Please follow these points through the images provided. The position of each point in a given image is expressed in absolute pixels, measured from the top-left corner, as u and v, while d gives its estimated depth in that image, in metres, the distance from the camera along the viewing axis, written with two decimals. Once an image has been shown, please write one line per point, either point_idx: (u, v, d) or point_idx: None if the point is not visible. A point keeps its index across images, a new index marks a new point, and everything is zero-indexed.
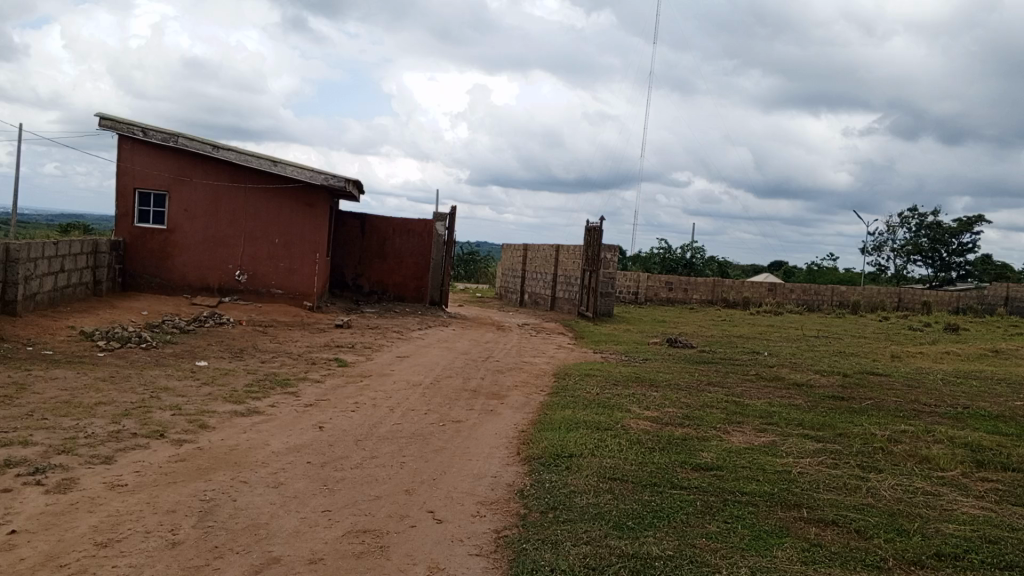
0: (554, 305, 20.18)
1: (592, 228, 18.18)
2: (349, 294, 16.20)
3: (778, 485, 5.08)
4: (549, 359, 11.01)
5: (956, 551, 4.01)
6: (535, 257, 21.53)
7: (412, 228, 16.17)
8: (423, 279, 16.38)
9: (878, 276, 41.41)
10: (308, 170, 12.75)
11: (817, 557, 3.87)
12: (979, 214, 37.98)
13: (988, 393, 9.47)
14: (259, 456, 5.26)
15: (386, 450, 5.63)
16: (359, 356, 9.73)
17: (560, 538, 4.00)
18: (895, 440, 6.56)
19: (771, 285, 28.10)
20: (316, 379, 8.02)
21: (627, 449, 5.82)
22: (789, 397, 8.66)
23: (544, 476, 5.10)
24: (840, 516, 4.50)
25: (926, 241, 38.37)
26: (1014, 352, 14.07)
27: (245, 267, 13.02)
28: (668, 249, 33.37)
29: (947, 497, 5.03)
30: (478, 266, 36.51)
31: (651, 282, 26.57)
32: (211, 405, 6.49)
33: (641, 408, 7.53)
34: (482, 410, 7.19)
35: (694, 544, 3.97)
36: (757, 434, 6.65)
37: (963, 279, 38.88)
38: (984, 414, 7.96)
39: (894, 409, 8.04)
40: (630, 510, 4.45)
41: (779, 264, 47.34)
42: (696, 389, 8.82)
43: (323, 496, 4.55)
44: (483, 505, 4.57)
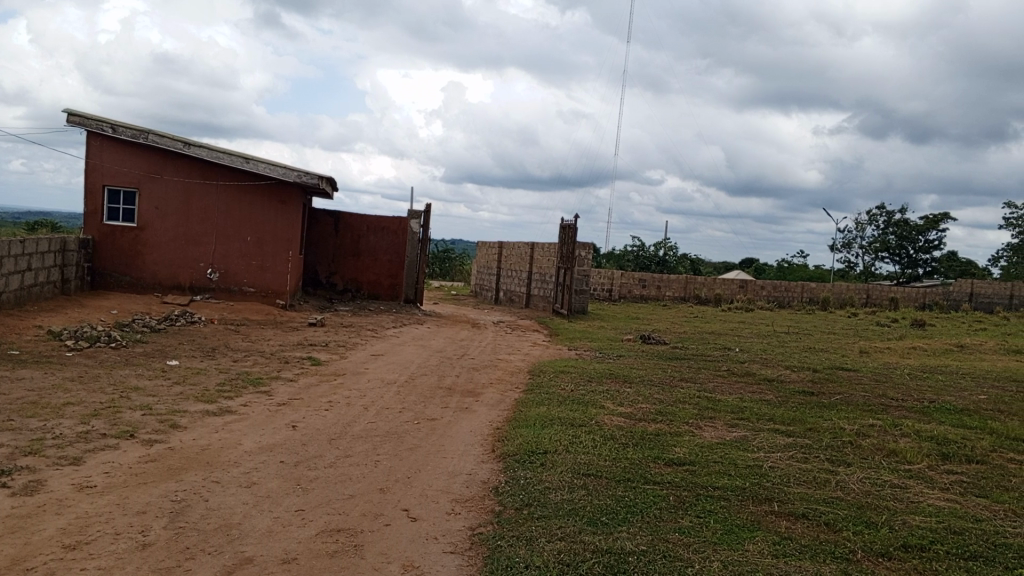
0: (529, 302, 20.22)
1: (566, 226, 18.21)
2: (322, 292, 16.06)
3: (750, 480, 5.13)
4: (523, 356, 11.02)
5: (922, 542, 4.09)
6: (510, 255, 21.55)
7: (386, 225, 16.10)
8: (398, 276, 16.32)
9: (847, 273, 42.02)
10: (280, 167, 12.64)
11: (787, 550, 3.92)
12: (945, 212, 38.68)
13: (953, 387, 9.66)
14: (232, 455, 5.21)
15: (361, 449, 5.60)
16: (333, 354, 9.66)
17: (534, 535, 4.01)
18: (863, 434, 6.67)
19: (742, 282, 28.41)
20: (288, 377, 7.96)
21: (601, 445, 5.85)
22: (760, 392, 8.75)
23: (519, 473, 5.11)
24: (811, 509, 4.56)
25: (894, 239, 38.97)
26: (977, 347, 14.35)
27: (216, 265, 12.87)
28: (642, 247, 33.58)
29: (913, 489, 5.12)
30: (454, 264, 36.48)
31: (624, 279, 26.71)
32: (183, 405, 6.41)
33: (615, 404, 7.57)
34: (456, 408, 7.18)
35: (667, 539, 4.00)
36: (728, 429, 6.72)
37: (930, 276, 39.56)
38: (949, 408, 8.12)
39: (862, 404, 8.17)
40: (604, 506, 4.47)
41: (751, 262, 47.85)
42: (668, 385, 8.89)
43: (296, 496, 4.52)
44: (458, 503, 4.56)
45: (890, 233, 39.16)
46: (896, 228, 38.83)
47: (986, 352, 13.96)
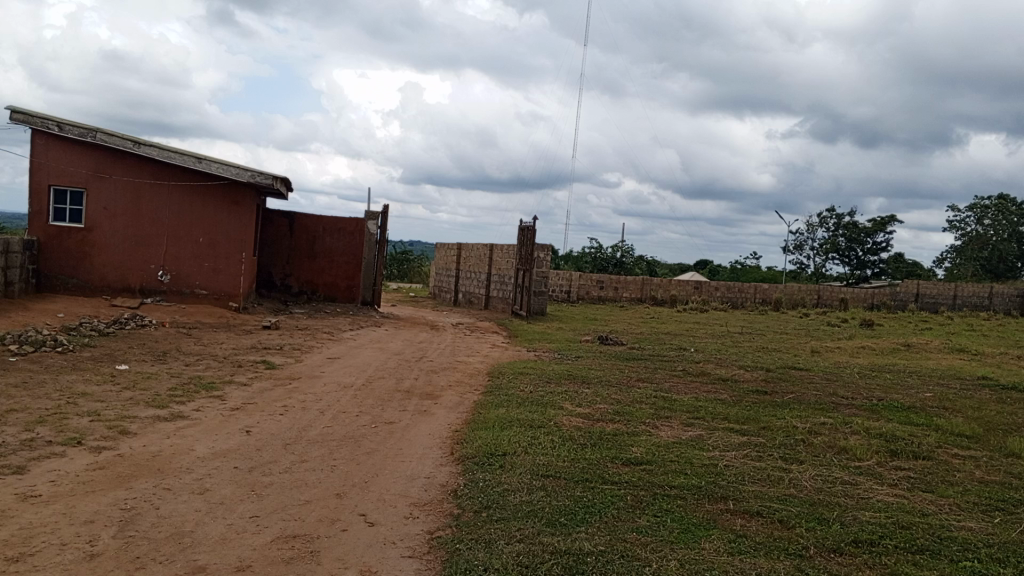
0: (488, 304, 20.21)
1: (525, 227, 18.26)
2: (277, 294, 15.80)
3: (706, 478, 5.21)
4: (482, 358, 10.99)
5: (872, 538, 4.19)
6: (469, 257, 21.52)
7: (342, 226, 15.94)
8: (355, 278, 16.15)
9: (799, 274, 42.92)
10: (233, 167, 12.42)
11: (743, 547, 3.98)
12: (892, 215, 39.76)
13: (900, 385, 9.93)
14: (184, 462, 5.09)
15: (316, 454, 5.53)
16: (288, 358, 9.51)
17: (493, 538, 4.00)
18: (815, 432, 6.82)
19: (697, 284, 28.84)
20: (243, 382, 7.81)
21: (559, 446, 5.87)
22: (715, 392, 8.88)
23: (478, 476, 5.09)
24: (765, 507, 4.64)
25: (844, 240, 39.94)
26: (923, 346, 14.77)
27: (167, 267, 12.58)
28: (600, 248, 33.85)
29: (863, 486, 5.25)
30: (412, 266, 36.30)
31: (583, 281, 26.78)
32: (132, 411, 6.25)
33: (574, 405, 7.61)
34: (414, 411, 7.14)
35: (624, 539, 4.02)
36: (684, 428, 6.82)
37: (878, 277, 40.63)
38: (897, 405, 8.34)
39: (814, 403, 8.35)
40: (563, 507, 4.48)
41: (705, 263, 48.62)
42: (626, 385, 8.96)
43: (251, 502, 4.44)
44: (416, 507, 4.53)
45: (839, 235, 40.11)
46: (845, 230, 39.78)
47: (931, 351, 14.38)
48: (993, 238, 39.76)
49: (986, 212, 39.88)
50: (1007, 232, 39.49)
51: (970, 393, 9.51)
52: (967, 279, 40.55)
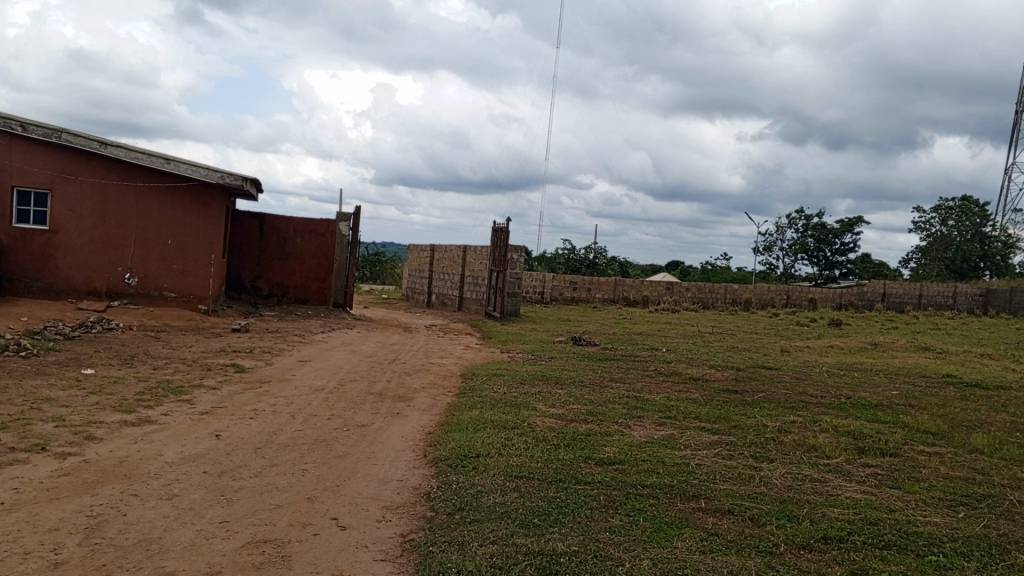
0: (461, 305, 20.17)
1: (498, 229, 18.25)
2: (247, 296, 15.62)
3: (678, 477, 5.24)
4: (456, 359, 10.97)
5: (841, 534, 4.25)
6: (442, 258, 21.47)
7: (313, 227, 15.82)
8: (326, 280, 16.03)
9: (769, 275, 43.44)
10: (203, 168, 12.28)
11: (714, 546, 4.01)
12: (859, 216, 40.43)
13: (867, 384, 10.08)
14: (151, 467, 5.01)
15: (288, 457, 5.47)
16: (258, 361, 9.40)
17: (466, 539, 3.99)
18: (785, 431, 6.90)
19: (669, 285, 29.06)
20: (212, 385, 7.70)
21: (533, 447, 5.88)
22: (687, 391, 8.95)
23: (451, 478, 5.07)
24: (736, 506, 4.68)
25: (812, 241, 40.50)
26: (889, 345, 15.02)
27: (135, 269, 12.37)
28: (573, 249, 33.97)
29: (832, 483, 5.32)
30: (385, 267, 36.12)
31: (556, 282, 26.81)
32: (99, 416, 6.14)
33: (547, 405, 7.62)
34: (387, 414, 7.10)
35: (597, 539, 4.04)
36: (656, 427, 6.86)
37: (846, 277, 41.27)
38: (865, 404, 8.48)
39: (784, 401, 8.45)
40: (536, 508, 4.49)
41: (677, 264, 49.06)
42: (599, 385, 8.99)
43: (220, 507, 4.38)
44: (388, 509, 4.51)
45: (808, 237, 40.67)
46: (813, 231, 40.34)
47: (897, 349, 14.63)
48: (957, 239, 40.60)
49: (950, 213, 40.71)
50: (970, 233, 40.35)
51: (935, 391, 9.69)
52: (932, 279, 41.35)
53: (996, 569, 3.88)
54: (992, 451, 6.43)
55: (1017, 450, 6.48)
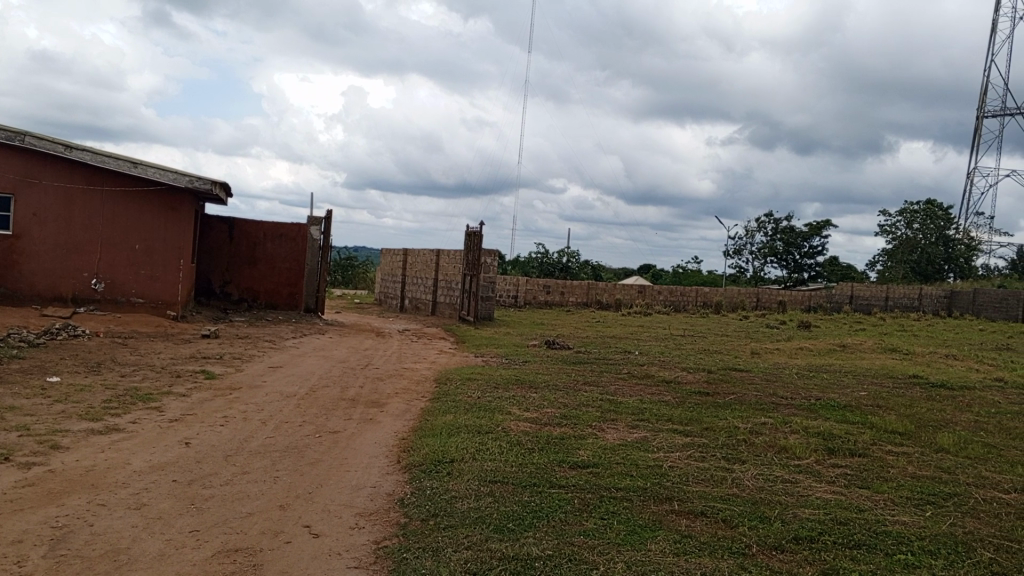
0: (435, 309, 20.11)
1: (472, 233, 18.22)
2: (217, 302, 15.43)
3: (651, 480, 5.27)
4: (429, 364, 10.93)
5: (812, 534, 4.30)
6: (415, 262, 21.40)
7: (283, 232, 15.68)
8: (297, 285, 15.90)
9: (739, 277, 43.91)
10: (171, 172, 12.14)
11: (688, 548, 4.03)
12: (827, 220, 41.03)
13: (836, 385, 10.24)
14: (119, 476, 4.92)
15: (259, 465, 5.41)
16: (228, 367, 9.29)
17: (441, 545, 3.97)
18: (757, 432, 6.97)
19: (641, 288, 29.25)
20: (181, 392, 7.58)
21: (507, 451, 5.87)
22: (660, 393, 9.01)
23: (425, 484, 5.05)
24: (709, 507, 4.72)
25: (781, 245, 41.02)
26: (857, 347, 15.26)
27: (101, 275, 12.16)
28: (545, 253, 34.05)
29: (802, 483, 5.39)
30: (357, 272, 35.91)
31: (530, 286, 26.84)
32: (64, 424, 6.01)
33: (521, 409, 7.62)
34: (359, 419, 7.05)
35: (572, 542, 4.04)
36: (629, 430, 6.90)
37: (815, 279, 41.85)
38: (834, 404, 8.60)
39: (755, 403, 8.54)
40: (511, 512, 4.49)
41: (649, 268, 49.42)
42: (573, 389, 9.02)
43: (190, 516, 4.31)
44: (362, 516, 4.47)
45: (777, 240, 41.19)
46: (782, 235, 40.85)
47: (865, 351, 14.87)
48: (922, 242, 41.39)
49: (915, 216, 41.50)
50: (935, 236, 41.15)
51: (902, 391, 9.87)
52: (898, 281, 42.10)
53: (962, 566, 3.96)
54: (958, 450, 6.56)
55: (981, 449, 6.63)
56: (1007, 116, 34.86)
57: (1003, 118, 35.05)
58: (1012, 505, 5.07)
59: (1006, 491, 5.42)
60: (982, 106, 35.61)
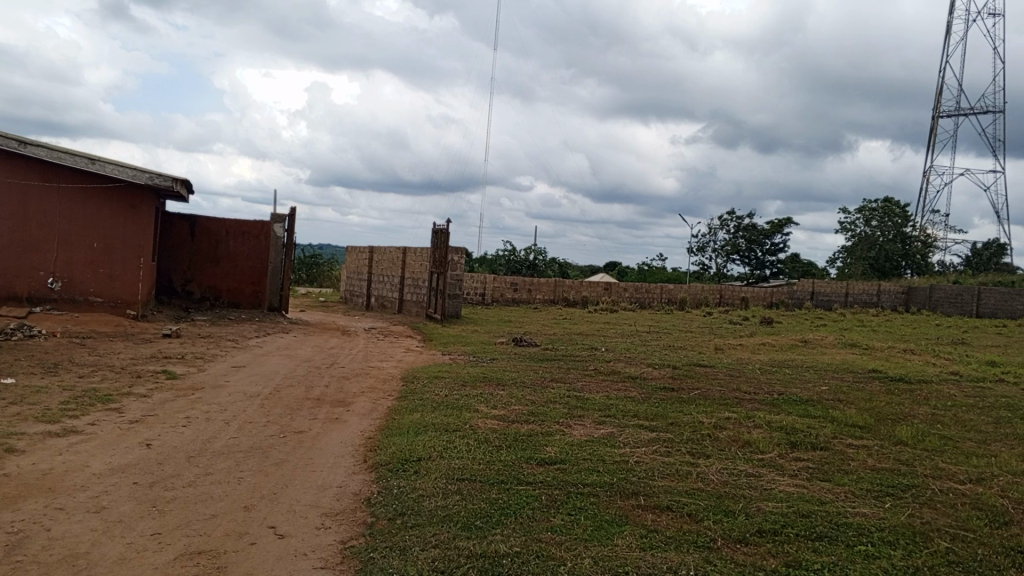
0: (401, 308, 20.00)
1: (439, 230, 18.16)
2: (178, 301, 15.16)
3: (617, 475, 5.31)
4: (395, 363, 10.87)
5: (775, 527, 4.37)
6: (381, 260, 21.26)
7: (246, 229, 15.47)
8: (260, 283, 15.68)
9: (703, 274, 44.39)
10: (130, 169, 11.89)
11: (654, 542, 4.07)
12: (789, 217, 41.66)
13: (798, 380, 10.41)
14: (77, 479, 4.81)
15: (222, 466, 5.33)
16: (190, 367, 9.13)
17: (408, 544, 3.96)
18: (720, 427, 7.07)
19: (607, 285, 29.42)
20: (142, 393, 7.44)
21: (475, 449, 5.87)
22: (626, 389, 9.08)
23: (392, 483, 5.02)
24: (675, 502, 4.77)
25: (744, 242, 41.54)
26: (818, 342, 15.54)
27: (58, 274, 11.87)
28: (512, 251, 34.08)
29: (766, 477, 5.47)
30: (321, 270, 35.59)
31: (497, 283, 26.79)
32: (19, 427, 5.86)
33: (488, 407, 7.61)
34: (325, 419, 6.97)
35: (539, 539, 4.06)
36: (596, 426, 6.94)
37: (776, 276, 42.48)
38: (796, 399, 8.75)
39: (718, 398, 8.66)
40: (478, 510, 4.48)
41: (615, 265, 49.79)
42: (539, 386, 9.03)
43: (151, 519, 4.24)
44: (328, 517, 4.43)
45: (740, 238, 41.72)
46: (745, 233, 41.43)
47: (826, 346, 15.15)
48: (880, 239, 42.25)
49: (874, 214, 42.36)
50: (893, 233, 42.04)
51: (861, 386, 10.07)
52: (858, 277, 42.91)
53: (921, 556, 4.06)
54: (915, 443, 6.73)
55: (938, 441, 6.79)
56: (961, 116, 35.76)
57: (958, 118, 35.95)
58: (967, 495, 5.21)
59: (962, 481, 5.57)
60: (937, 106, 36.48)
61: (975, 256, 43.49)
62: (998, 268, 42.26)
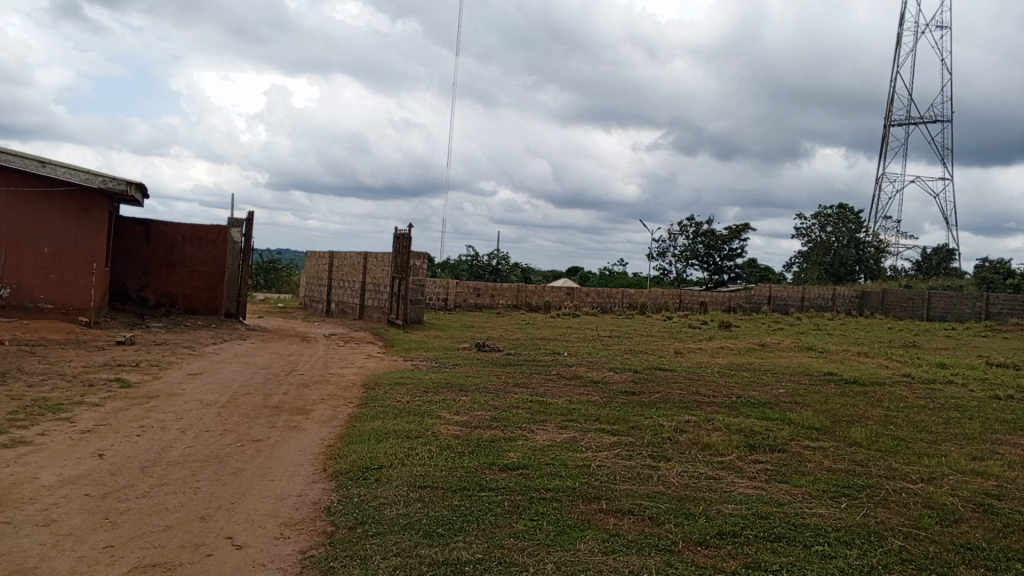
0: (362, 313, 19.83)
1: (400, 235, 18.05)
2: (133, 307, 14.83)
3: (580, 479, 5.33)
4: (356, 369, 10.78)
5: (734, 529, 4.42)
6: (342, 265, 21.07)
7: (202, 234, 15.22)
8: (217, 289, 15.41)
9: (663, 279, 44.82)
10: (83, 172, 11.61)
11: (616, 546, 4.09)
12: (745, 223, 42.21)
13: (756, 382, 10.59)
14: (25, 492, 4.66)
15: (178, 475, 5.22)
16: (145, 375, 8.93)
17: (369, 553, 3.92)
18: (681, 430, 7.15)
19: (569, 290, 29.57)
20: (94, 402, 7.24)
21: (437, 455, 5.84)
22: (588, 394, 9.13)
23: (352, 491, 4.97)
24: (637, 505, 4.80)
25: (703, 247, 42.13)
26: (775, 345, 15.84)
27: (7, 280, 11.53)
28: (475, 256, 34.07)
29: (725, 479, 5.55)
30: (280, 275, 35.17)
31: (460, 289, 26.73)
32: None
33: (451, 413, 7.58)
34: (283, 427, 6.87)
35: (502, 545, 4.05)
36: (558, 431, 6.95)
37: (734, 281, 43.09)
38: (754, 402, 8.88)
39: (679, 401, 8.75)
40: (440, 517, 4.46)
41: (576, 271, 50.11)
42: (502, 391, 9.02)
43: (104, 531, 4.13)
44: (287, 526, 4.37)
45: (698, 243, 42.28)
46: (703, 238, 42.04)
47: (783, 349, 15.45)
48: (835, 244, 43.20)
49: (828, 220, 43.30)
50: (847, 238, 43.03)
51: (818, 388, 10.28)
52: (814, 282, 43.80)
53: (875, 555, 4.14)
54: (870, 443, 6.89)
55: (891, 442, 6.96)
56: (912, 125, 36.72)
57: (909, 127, 36.93)
58: (919, 494, 5.34)
59: (914, 481, 5.71)
60: (889, 115, 37.43)
61: (924, 261, 44.71)
62: (946, 273, 43.48)
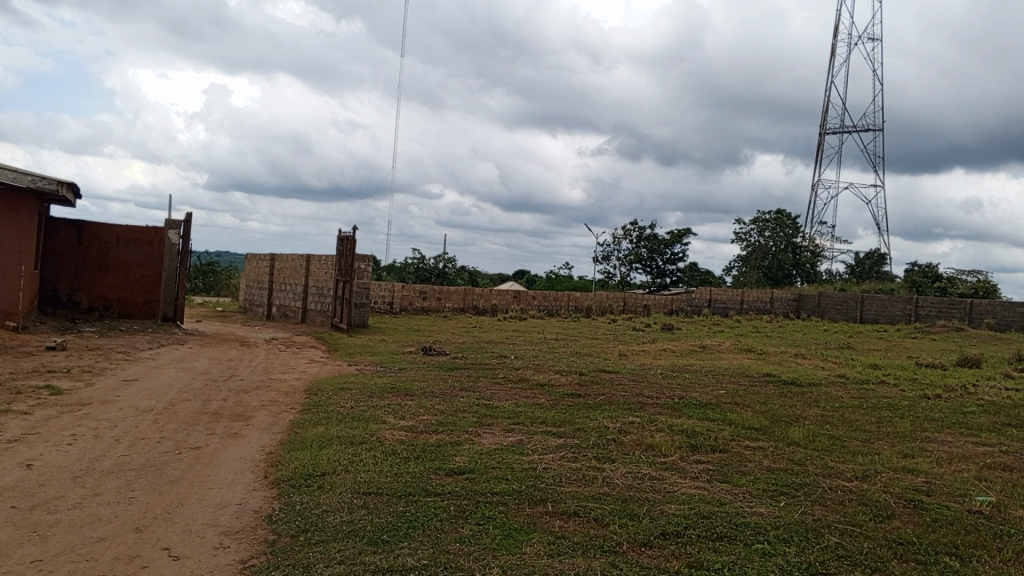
0: (305, 317, 19.51)
1: (345, 238, 17.83)
2: (64, 311, 14.28)
3: (526, 482, 5.34)
4: (299, 374, 10.60)
5: (677, 529, 4.49)
6: (283, 268, 20.69)
7: (138, 236, 14.77)
8: (153, 292, 14.96)
9: (607, 283, 45.32)
10: (11, 172, 11.11)
11: (562, 549, 4.12)
12: (687, 228, 43.00)
13: (698, 384, 10.80)
14: None
15: (112, 485, 5.05)
16: (76, 381, 8.59)
17: (312, 561, 3.85)
18: (624, 431, 7.23)
19: (516, 293, 29.64)
20: (21, 410, 6.93)
21: (381, 461, 5.77)
22: (534, 397, 9.16)
23: (295, 499, 4.87)
24: (581, 507, 4.83)
25: (646, 251, 42.76)
26: (716, 347, 16.18)
27: None
28: (421, 258, 33.88)
29: (668, 479, 5.64)
30: (219, 278, 34.34)
31: (406, 292, 26.55)
32: None
33: (396, 418, 7.51)
34: (223, 435, 6.70)
35: (447, 550, 4.02)
36: (504, 434, 6.96)
37: (676, 284, 43.83)
38: (696, 403, 9.03)
39: (623, 403, 8.85)
40: (384, 523, 4.41)
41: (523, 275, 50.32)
42: (448, 395, 8.98)
43: (31, 545, 3.97)
44: (227, 535, 4.27)
45: (642, 247, 42.89)
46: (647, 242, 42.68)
47: (723, 351, 15.78)
48: (773, 248, 44.34)
49: (767, 225, 44.43)
50: (785, 243, 44.21)
51: (757, 389, 10.53)
52: (753, 286, 44.86)
53: (812, 552, 4.25)
54: (807, 442, 7.08)
55: (827, 441, 7.16)
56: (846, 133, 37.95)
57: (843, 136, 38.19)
58: (854, 492, 5.52)
59: (850, 479, 5.88)
60: (824, 124, 38.70)
61: (858, 265, 46.23)
62: (878, 277, 45.04)
